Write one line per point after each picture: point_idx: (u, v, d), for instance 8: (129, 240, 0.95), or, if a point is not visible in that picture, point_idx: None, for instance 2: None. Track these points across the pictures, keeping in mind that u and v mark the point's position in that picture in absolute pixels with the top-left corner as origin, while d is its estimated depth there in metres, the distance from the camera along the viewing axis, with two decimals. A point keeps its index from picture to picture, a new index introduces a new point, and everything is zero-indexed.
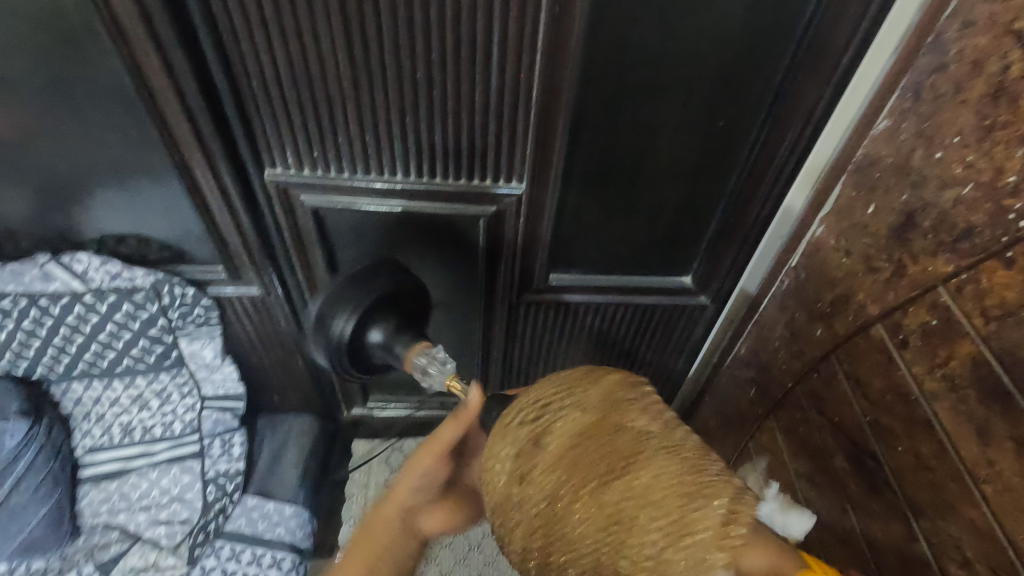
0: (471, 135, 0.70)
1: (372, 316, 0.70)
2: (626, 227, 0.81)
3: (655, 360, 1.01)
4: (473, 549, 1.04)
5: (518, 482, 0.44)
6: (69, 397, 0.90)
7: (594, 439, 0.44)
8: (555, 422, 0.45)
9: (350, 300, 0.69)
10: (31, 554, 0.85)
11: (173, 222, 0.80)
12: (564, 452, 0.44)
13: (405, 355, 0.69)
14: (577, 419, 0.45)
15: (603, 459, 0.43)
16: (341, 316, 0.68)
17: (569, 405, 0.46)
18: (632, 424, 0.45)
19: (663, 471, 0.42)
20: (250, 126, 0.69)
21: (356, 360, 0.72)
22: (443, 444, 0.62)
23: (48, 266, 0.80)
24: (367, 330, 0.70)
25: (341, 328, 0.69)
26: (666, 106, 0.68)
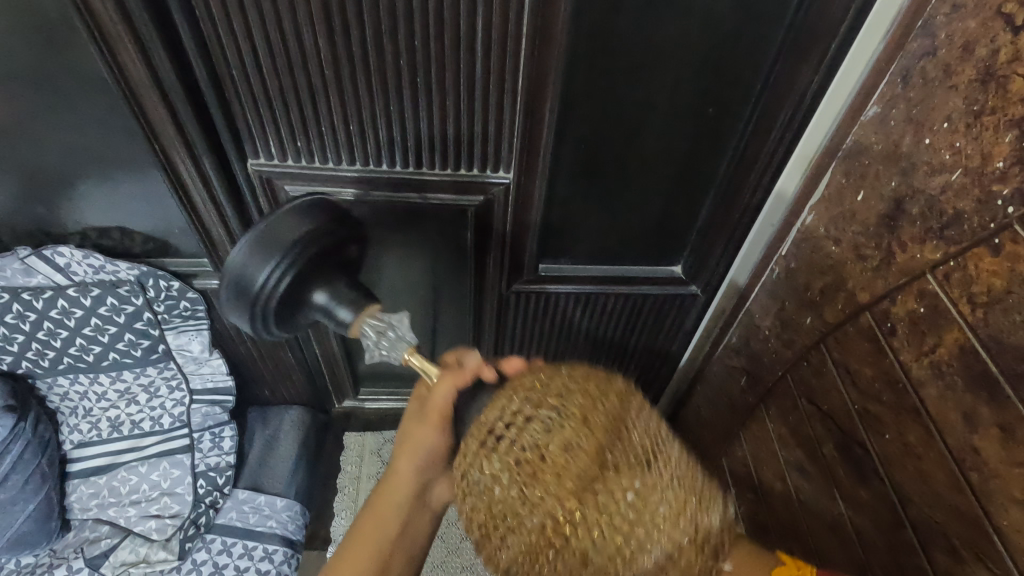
0: (458, 124, 0.69)
1: (298, 267, 0.61)
2: (615, 216, 0.80)
3: (646, 350, 1.01)
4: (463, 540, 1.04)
5: (504, 529, 0.45)
6: (55, 392, 0.89)
7: (573, 500, 0.42)
8: (530, 479, 0.44)
9: (270, 248, 0.60)
10: (20, 548, 0.85)
11: (157, 214, 0.79)
12: (538, 509, 0.43)
13: (348, 326, 0.62)
14: (549, 474, 0.43)
15: (581, 520, 0.42)
16: (262, 267, 0.60)
17: (544, 458, 0.44)
18: (616, 471, 0.43)
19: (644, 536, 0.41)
20: (231, 115, 0.67)
21: (285, 321, 0.65)
22: (440, 411, 0.59)
23: (29, 259, 0.78)
24: (309, 291, 0.64)
25: (269, 284, 0.61)
26: (654, 93, 0.67)
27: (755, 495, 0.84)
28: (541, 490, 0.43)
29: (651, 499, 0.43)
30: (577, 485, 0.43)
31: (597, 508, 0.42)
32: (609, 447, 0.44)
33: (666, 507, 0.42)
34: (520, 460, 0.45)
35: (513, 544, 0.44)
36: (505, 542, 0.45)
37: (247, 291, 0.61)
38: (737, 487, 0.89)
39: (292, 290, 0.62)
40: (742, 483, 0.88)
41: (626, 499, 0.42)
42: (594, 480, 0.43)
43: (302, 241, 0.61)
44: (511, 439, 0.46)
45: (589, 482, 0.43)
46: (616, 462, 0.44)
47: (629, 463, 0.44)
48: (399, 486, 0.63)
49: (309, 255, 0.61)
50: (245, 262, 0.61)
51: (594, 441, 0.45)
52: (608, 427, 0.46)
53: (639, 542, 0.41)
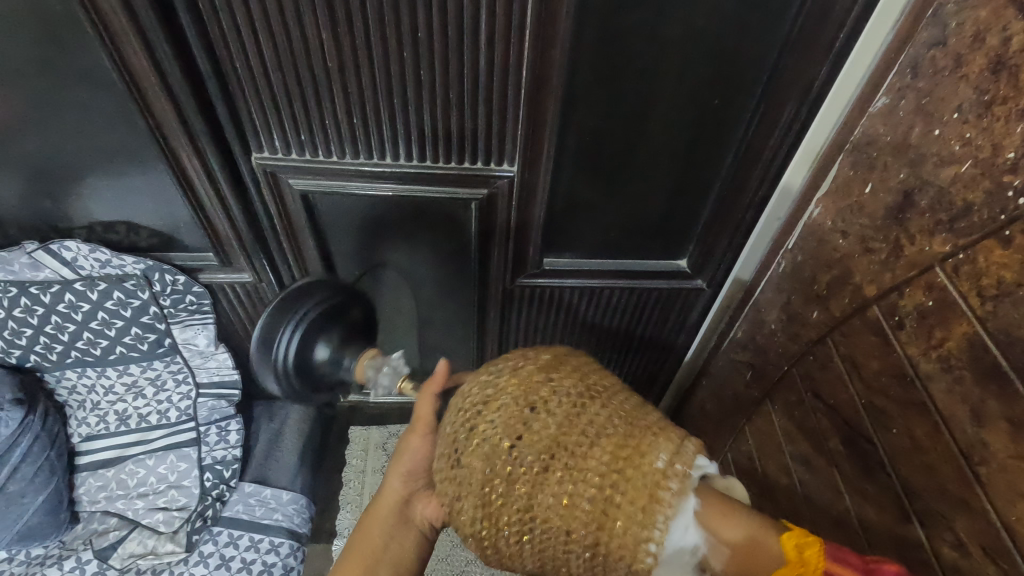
0: (461, 116, 0.68)
1: (306, 327, 0.72)
2: (620, 209, 0.80)
3: (652, 345, 1.01)
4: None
5: (460, 490, 0.49)
6: (63, 386, 0.90)
7: (510, 442, 0.46)
8: (470, 435, 0.48)
9: (285, 316, 0.71)
10: (29, 540, 0.86)
11: (162, 209, 0.79)
12: (483, 463, 0.47)
13: (355, 368, 0.74)
14: (488, 426, 0.48)
15: (520, 463, 0.46)
16: (278, 334, 0.71)
17: (480, 412, 0.49)
18: (546, 413, 0.47)
19: (583, 471, 0.45)
20: (235, 109, 0.67)
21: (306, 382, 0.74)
22: (423, 420, 0.63)
23: (37, 254, 0.78)
24: (311, 349, 0.73)
25: (285, 348, 0.71)
26: (658, 85, 0.67)
27: (760, 490, 0.84)
28: (480, 442, 0.48)
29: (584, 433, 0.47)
30: (511, 432, 0.47)
31: (533, 447, 0.46)
32: (536, 391, 0.49)
33: (600, 439, 0.46)
34: (461, 423, 0.50)
35: (466, 506, 0.48)
36: (460, 506, 0.49)
37: (270, 362, 0.72)
38: (742, 482, 0.89)
39: (301, 356, 0.72)
40: (746, 477, 0.87)
41: (558, 435, 0.46)
42: (525, 422, 0.47)
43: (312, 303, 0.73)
44: (457, 410, 0.52)
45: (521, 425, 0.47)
46: (545, 405, 0.48)
47: (560, 404, 0.48)
48: (382, 511, 0.62)
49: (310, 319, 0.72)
50: (267, 332, 0.71)
51: (528, 397, 0.49)
52: (536, 376, 0.50)
53: (576, 470, 0.45)
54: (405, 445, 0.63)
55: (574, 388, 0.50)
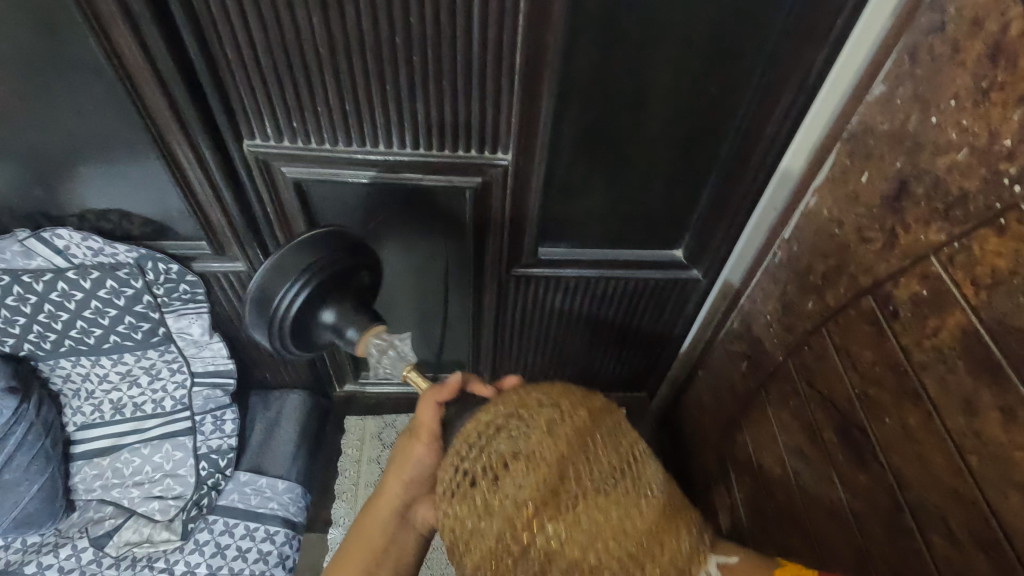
0: (455, 104, 0.68)
1: (312, 287, 0.71)
2: (615, 199, 0.79)
3: (649, 335, 1.01)
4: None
5: (467, 534, 0.49)
6: (58, 374, 0.89)
7: (531, 510, 0.46)
8: (493, 481, 0.48)
9: (292, 270, 0.70)
10: (26, 529, 0.86)
11: (154, 197, 0.79)
12: (501, 509, 0.47)
13: (357, 340, 0.71)
14: (512, 483, 0.47)
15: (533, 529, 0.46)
16: (283, 286, 0.70)
17: (508, 467, 0.48)
18: (574, 486, 0.47)
19: (601, 544, 0.46)
20: (226, 95, 0.67)
21: (300, 339, 0.75)
22: (428, 430, 0.60)
23: (29, 241, 0.78)
24: (316, 311, 0.73)
25: (288, 301, 0.70)
26: (654, 72, 0.66)
27: (755, 481, 0.84)
28: (501, 498, 0.47)
29: (608, 516, 0.46)
30: (536, 500, 0.46)
31: (554, 508, 0.46)
32: (572, 460, 0.48)
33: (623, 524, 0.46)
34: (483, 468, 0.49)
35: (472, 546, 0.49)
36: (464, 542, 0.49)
37: (267, 307, 0.71)
38: (737, 473, 0.89)
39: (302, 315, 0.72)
40: (741, 468, 0.88)
41: (583, 511, 0.46)
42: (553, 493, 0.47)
43: (318, 265, 0.71)
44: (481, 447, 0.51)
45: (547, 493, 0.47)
46: (575, 475, 0.48)
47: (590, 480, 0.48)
48: (381, 515, 0.63)
49: (320, 279, 0.71)
50: (270, 280, 0.70)
51: (556, 455, 0.48)
52: (573, 439, 0.49)
53: (592, 552, 0.45)
54: (410, 453, 0.62)
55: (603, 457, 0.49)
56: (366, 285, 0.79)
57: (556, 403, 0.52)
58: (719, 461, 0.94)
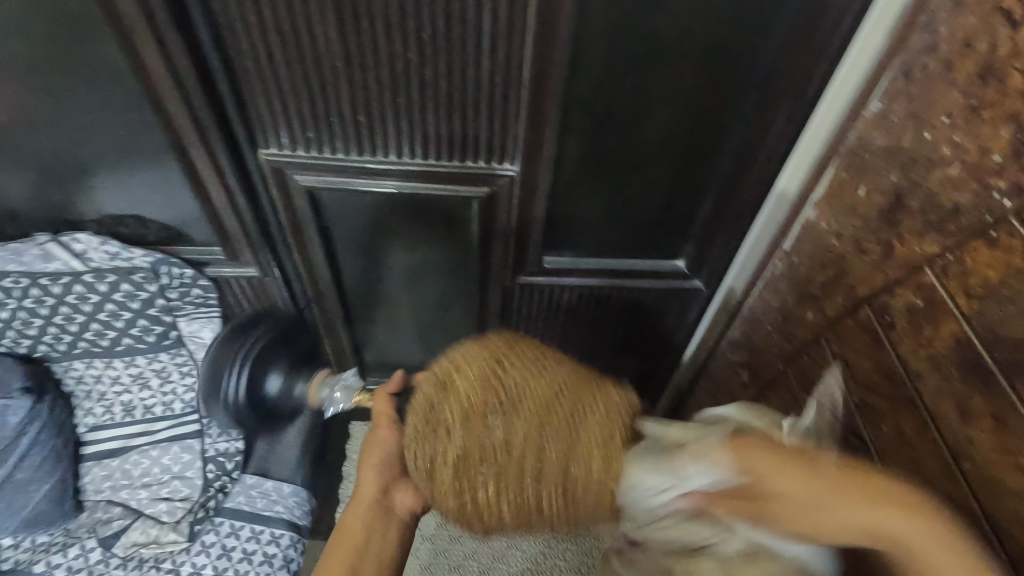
0: (464, 116, 0.70)
1: (248, 369, 0.86)
2: (620, 209, 0.81)
3: (651, 344, 1.02)
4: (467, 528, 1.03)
5: (434, 453, 0.50)
6: (71, 376, 0.91)
7: (478, 401, 0.50)
8: (441, 398, 0.51)
9: (225, 363, 0.84)
10: (35, 528, 0.87)
11: (172, 205, 0.81)
12: (455, 413, 0.50)
13: (307, 394, 0.91)
14: (457, 428, 0.49)
15: (483, 466, 0.49)
16: (224, 376, 0.84)
17: (452, 378, 0.52)
18: (514, 413, 0.49)
19: (549, 411, 0.50)
20: (244, 105, 0.69)
21: (260, 414, 0.90)
22: (385, 415, 0.67)
23: (48, 245, 0.81)
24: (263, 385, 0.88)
25: (234, 386, 0.85)
26: (657, 87, 0.68)
27: None
28: (447, 423, 0.50)
29: (544, 391, 0.51)
30: (477, 438, 0.49)
31: (498, 394, 0.50)
32: (500, 358, 0.53)
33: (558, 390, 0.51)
34: (427, 422, 0.51)
35: (443, 460, 0.49)
36: (435, 463, 0.50)
37: (216, 399, 0.84)
38: None
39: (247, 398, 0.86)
40: None
41: (523, 391, 0.51)
42: (489, 425, 0.49)
43: (251, 344, 0.86)
44: (422, 403, 0.52)
45: (486, 428, 0.49)
46: (507, 367, 0.52)
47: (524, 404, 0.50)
48: (360, 507, 0.62)
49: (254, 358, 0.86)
50: (213, 376, 0.84)
51: (486, 355, 0.53)
52: (498, 345, 0.54)
53: (542, 418, 0.49)
54: (375, 440, 0.66)
55: (536, 378, 0.52)
56: (303, 350, 0.94)
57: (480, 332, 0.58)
58: None
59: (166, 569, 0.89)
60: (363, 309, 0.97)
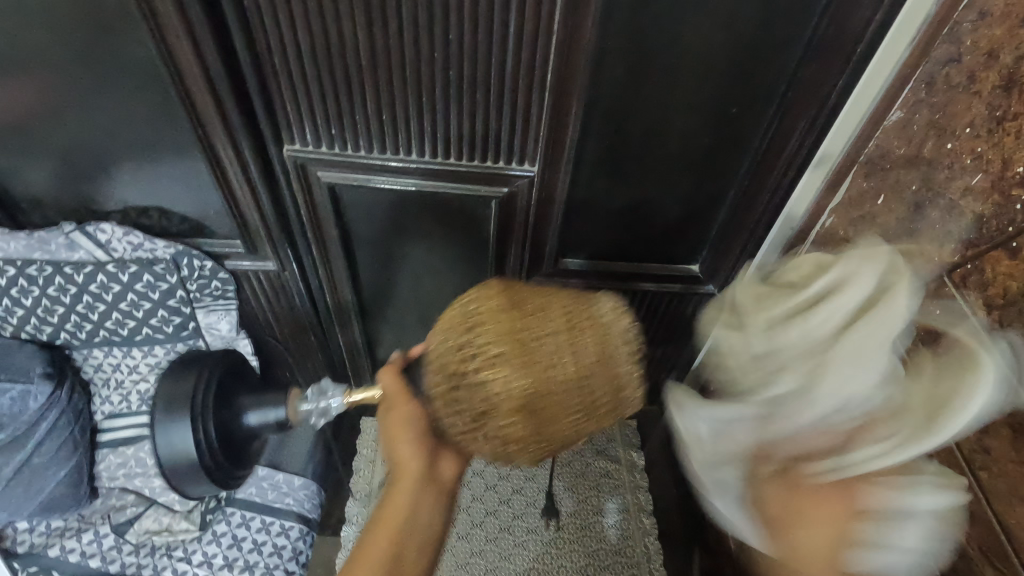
0: (485, 117, 0.71)
1: (202, 420, 0.86)
2: (637, 213, 0.82)
3: (663, 348, 1.03)
4: (473, 527, 1.03)
5: (485, 391, 0.51)
6: (90, 363, 0.93)
7: (511, 333, 0.52)
8: (476, 345, 0.52)
9: (177, 425, 0.85)
10: (51, 513, 0.88)
11: (195, 198, 0.83)
12: (496, 351, 0.51)
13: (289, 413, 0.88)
14: (498, 354, 0.51)
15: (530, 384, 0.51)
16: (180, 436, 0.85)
17: (473, 328, 0.53)
18: (543, 333, 0.53)
19: (573, 327, 0.54)
20: (271, 101, 0.70)
21: (229, 454, 0.90)
22: (404, 391, 0.61)
23: (73, 235, 0.82)
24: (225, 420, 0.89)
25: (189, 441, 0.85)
26: (679, 92, 0.69)
27: None
28: (492, 362, 0.51)
29: (563, 316, 0.55)
30: (523, 360, 0.51)
31: (522, 324, 0.53)
32: (505, 299, 0.55)
33: (569, 310, 0.56)
34: (461, 360, 0.53)
35: (504, 394, 0.51)
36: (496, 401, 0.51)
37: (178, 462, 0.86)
38: None
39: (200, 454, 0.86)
40: None
41: (543, 320, 0.54)
42: (526, 341, 0.52)
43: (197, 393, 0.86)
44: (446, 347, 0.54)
45: (524, 347, 0.52)
46: (517, 301, 0.55)
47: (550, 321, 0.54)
48: (403, 483, 0.59)
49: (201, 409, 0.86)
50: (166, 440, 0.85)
51: (492, 297, 0.56)
52: (496, 290, 0.57)
53: (572, 334, 0.54)
54: (399, 419, 0.60)
55: (551, 303, 0.56)
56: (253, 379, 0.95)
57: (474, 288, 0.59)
58: None
59: (178, 556, 0.92)
60: (378, 306, 0.98)
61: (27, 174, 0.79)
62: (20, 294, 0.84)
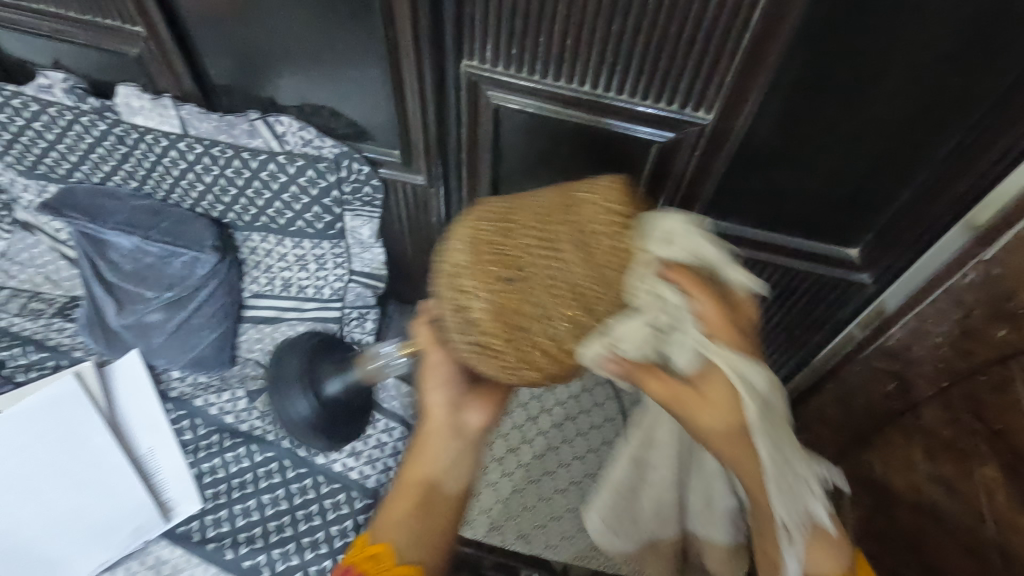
0: (670, 58, 0.68)
1: (300, 398, 0.86)
2: (801, 180, 0.78)
3: (784, 333, 1.01)
4: (546, 475, 1.08)
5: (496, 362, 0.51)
6: (248, 245, 0.97)
7: (483, 340, 0.50)
8: (485, 343, 0.50)
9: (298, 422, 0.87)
10: (198, 369, 0.94)
11: (362, 102, 0.88)
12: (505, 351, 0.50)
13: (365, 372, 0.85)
14: (515, 339, 0.49)
15: (557, 317, 0.49)
16: (290, 408, 0.86)
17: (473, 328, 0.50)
18: (491, 280, 0.49)
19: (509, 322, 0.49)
20: (462, 18, 0.71)
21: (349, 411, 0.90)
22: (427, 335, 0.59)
23: (257, 123, 0.89)
24: (312, 389, 0.86)
25: (293, 404, 0.85)
26: (893, 51, 0.62)
27: (875, 500, 0.82)
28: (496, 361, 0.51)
29: (509, 307, 0.49)
30: (518, 345, 0.50)
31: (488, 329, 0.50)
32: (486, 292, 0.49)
33: (503, 314, 0.49)
34: (525, 366, 0.50)
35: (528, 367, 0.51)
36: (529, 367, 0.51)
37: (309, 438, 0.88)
38: (853, 493, 0.88)
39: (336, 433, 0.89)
40: (860, 488, 0.86)
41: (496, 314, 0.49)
42: (504, 278, 0.49)
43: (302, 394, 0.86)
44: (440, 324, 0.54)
45: (514, 263, 0.50)
46: (466, 303, 0.50)
47: (465, 261, 0.51)
48: (436, 421, 0.61)
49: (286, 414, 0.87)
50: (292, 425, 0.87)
51: (473, 271, 0.50)
52: (470, 269, 0.50)
53: (517, 333, 0.49)
54: (431, 361, 0.59)
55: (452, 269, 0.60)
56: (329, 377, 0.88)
57: (449, 254, 0.52)
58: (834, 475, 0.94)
59: None
60: None
61: (213, 62, 0.88)
62: (202, 171, 0.91)
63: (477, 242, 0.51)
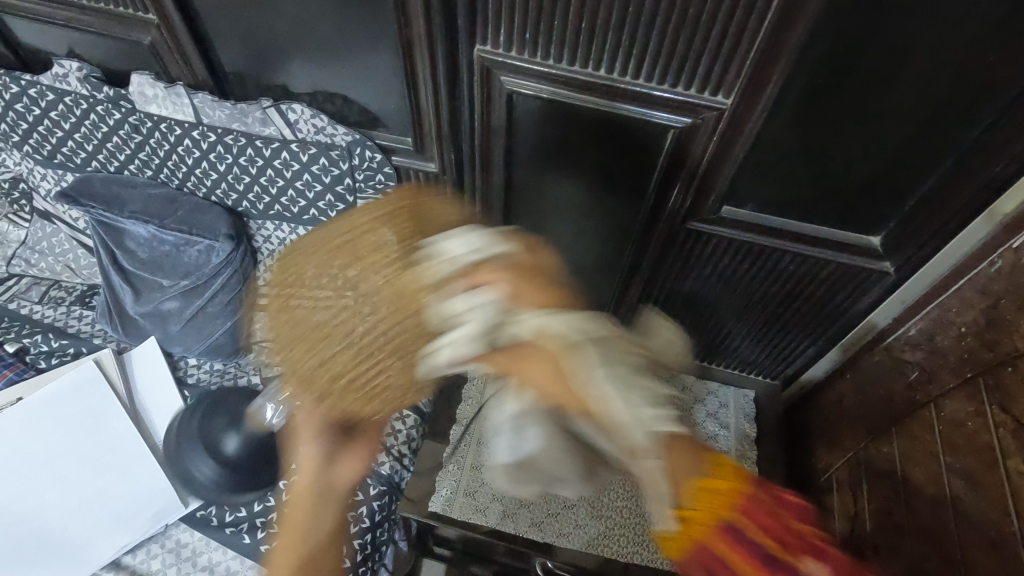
0: (689, 40, 0.66)
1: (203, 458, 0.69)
2: (823, 166, 0.76)
3: (801, 322, 1.00)
4: None
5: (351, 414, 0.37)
6: (262, 234, 0.98)
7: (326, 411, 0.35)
8: (318, 413, 0.36)
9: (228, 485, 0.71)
10: (215, 356, 0.96)
11: (375, 89, 0.87)
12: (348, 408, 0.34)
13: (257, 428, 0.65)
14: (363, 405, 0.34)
15: (376, 378, 0.33)
16: (202, 472, 0.69)
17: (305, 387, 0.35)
18: (308, 350, 0.33)
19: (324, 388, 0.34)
20: (475, 2, 0.70)
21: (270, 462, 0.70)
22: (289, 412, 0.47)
23: (269, 110, 0.87)
24: (216, 451, 0.69)
25: (204, 469, 0.69)
26: (921, 30, 0.60)
27: (894, 492, 0.81)
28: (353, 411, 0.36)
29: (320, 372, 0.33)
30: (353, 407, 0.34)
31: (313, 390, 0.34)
32: (300, 341, 0.34)
33: (323, 379, 0.33)
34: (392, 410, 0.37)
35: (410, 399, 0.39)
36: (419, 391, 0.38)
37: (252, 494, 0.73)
38: (872, 485, 0.86)
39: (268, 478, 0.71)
40: (879, 480, 0.85)
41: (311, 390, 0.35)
42: (305, 339, 0.33)
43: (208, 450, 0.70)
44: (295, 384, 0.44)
45: (301, 333, 0.33)
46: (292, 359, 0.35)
47: (274, 326, 0.35)
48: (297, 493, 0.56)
49: (212, 490, 0.71)
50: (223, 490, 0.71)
51: (287, 331, 0.34)
52: (284, 331, 0.34)
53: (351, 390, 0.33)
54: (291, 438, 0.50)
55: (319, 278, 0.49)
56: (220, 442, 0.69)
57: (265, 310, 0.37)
58: (852, 468, 0.92)
59: None
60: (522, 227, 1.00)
61: (226, 50, 0.87)
62: (216, 159, 0.91)
63: (282, 289, 0.35)
